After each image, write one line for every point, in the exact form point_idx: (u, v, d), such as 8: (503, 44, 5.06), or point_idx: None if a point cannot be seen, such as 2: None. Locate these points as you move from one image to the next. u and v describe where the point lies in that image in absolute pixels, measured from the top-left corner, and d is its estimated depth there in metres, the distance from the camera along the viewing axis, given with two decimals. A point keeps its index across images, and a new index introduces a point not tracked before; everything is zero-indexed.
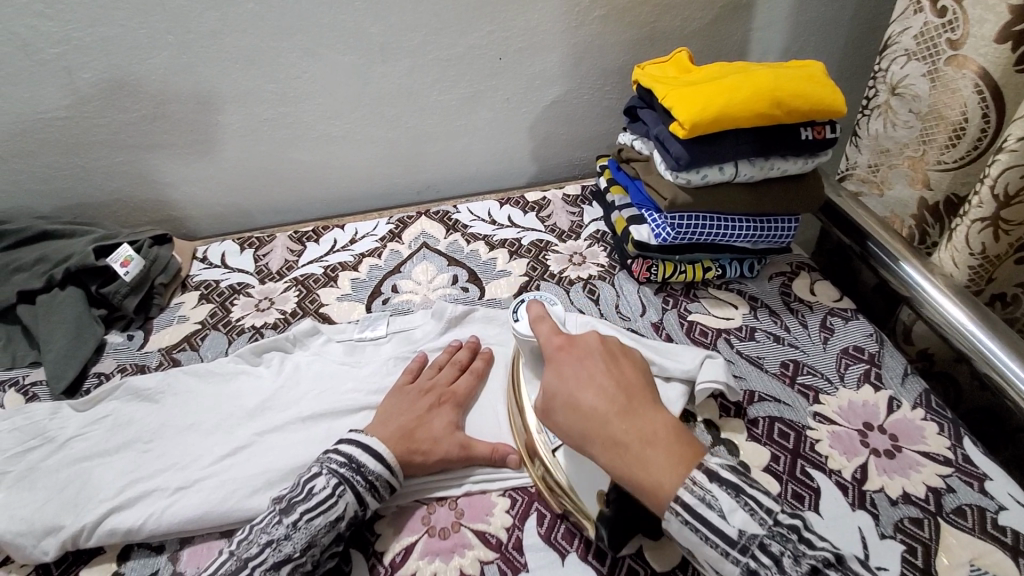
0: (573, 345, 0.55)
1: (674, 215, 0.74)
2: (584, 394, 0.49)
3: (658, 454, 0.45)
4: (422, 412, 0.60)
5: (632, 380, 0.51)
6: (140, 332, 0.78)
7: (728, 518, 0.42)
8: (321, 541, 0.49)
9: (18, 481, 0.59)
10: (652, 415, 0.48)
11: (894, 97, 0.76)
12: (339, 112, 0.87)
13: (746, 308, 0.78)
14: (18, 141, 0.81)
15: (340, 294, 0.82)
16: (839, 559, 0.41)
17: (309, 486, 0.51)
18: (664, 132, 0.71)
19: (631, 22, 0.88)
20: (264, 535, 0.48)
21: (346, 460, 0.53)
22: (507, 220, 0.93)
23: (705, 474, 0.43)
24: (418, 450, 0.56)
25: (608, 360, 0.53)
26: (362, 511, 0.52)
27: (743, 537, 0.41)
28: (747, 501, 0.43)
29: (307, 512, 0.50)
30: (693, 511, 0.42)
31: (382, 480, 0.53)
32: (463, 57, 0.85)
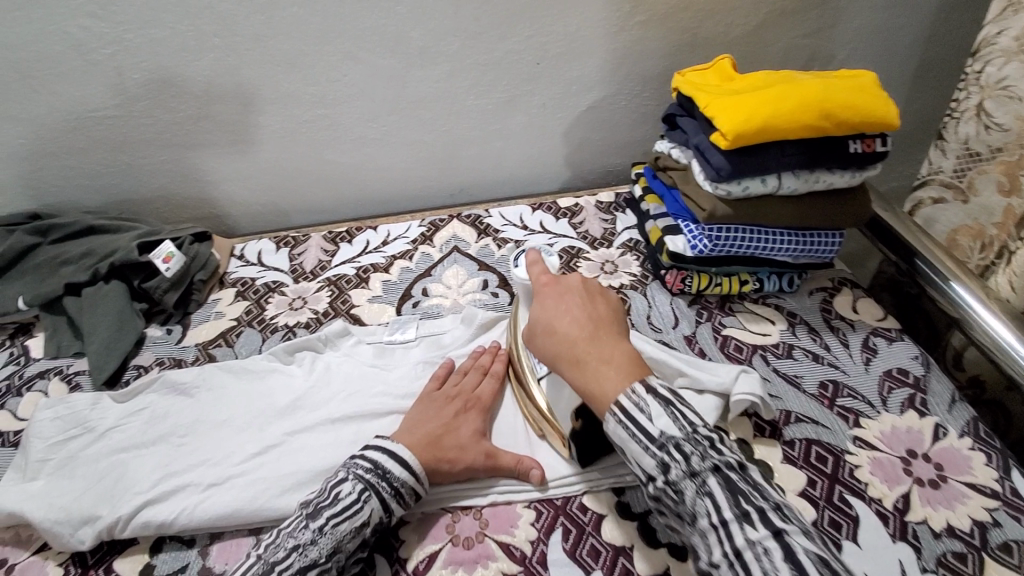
0: (555, 282, 0.57)
1: (712, 226, 0.72)
2: (556, 321, 0.53)
3: (611, 369, 0.48)
4: (449, 419, 0.60)
5: (605, 312, 0.54)
6: (178, 327, 0.80)
7: (654, 421, 0.44)
8: (346, 547, 0.50)
9: (60, 469, 0.61)
10: (615, 340, 0.51)
11: (987, 99, 0.74)
12: (377, 115, 0.88)
13: (783, 324, 0.76)
14: (70, 138, 0.84)
15: (372, 296, 0.83)
16: (742, 467, 0.43)
17: (335, 492, 0.51)
18: (705, 142, 0.69)
19: (672, 28, 0.87)
20: (290, 540, 0.49)
21: (371, 466, 0.53)
22: (539, 226, 0.93)
23: (644, 387, 0.46)
24: (445, 457, 0.56)
25: (586, 295, 0.55)
26: (386, 517, 0.53)
27: (663, 436, 0.43)
28: (675, 410, 0.44)
29: (332, 517, 0.50)
30: (626, 412, 0.45)
31: (406, 487, 0.53)
32: (500, 61, 0.85)
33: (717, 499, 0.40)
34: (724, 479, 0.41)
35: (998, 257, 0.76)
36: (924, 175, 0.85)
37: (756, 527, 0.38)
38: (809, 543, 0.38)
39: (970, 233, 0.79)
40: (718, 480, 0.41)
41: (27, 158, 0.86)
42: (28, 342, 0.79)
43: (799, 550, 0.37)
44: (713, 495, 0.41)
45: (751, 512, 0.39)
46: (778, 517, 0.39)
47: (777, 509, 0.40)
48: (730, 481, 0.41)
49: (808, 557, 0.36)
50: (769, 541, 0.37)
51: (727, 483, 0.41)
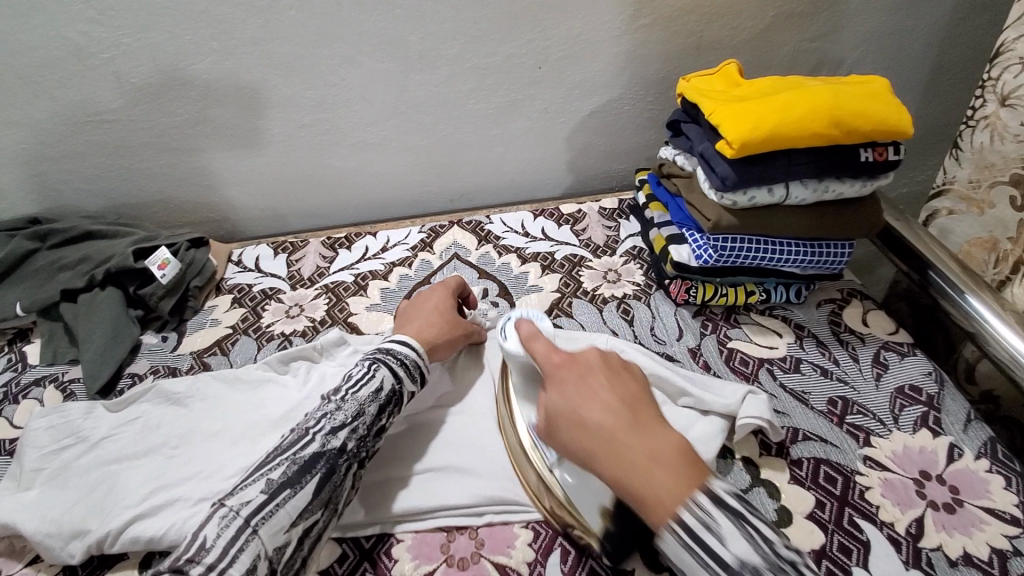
0: (570, 358, 0.52)
1: (717, 236, 0.70)
2: (584, 411, 0.48)
3: (663, 471, 0.43)
4: (433, 308, 0.68)
5: (636, 395, 0.49)
6: (174, 334, 0.79)
7: (727, 545, 0.40)
8: (368, 411, 0.54)
9: (51, 479, 0.60)
10: (659, 433, 0.46)
11: (1003, 109, 0.71)
12: (377, 119, 0.87)
13: (791, 337, 0.73)
14: (68, 143, 0.84)
15: (370, 303, 0.81)
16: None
17: (348, 375, 0.57)
18: (710, 150, 0.67)
19: (678, 31, 0.85)
20: (319, 412, 0.54)
21: (377, 350, 0.60)
22: (541, 233, 0.91)
23: (709, 498, 0.42)
24: (440, 335, 0.65)
25: (611, 375, 0.51)
26: (399, 387, 0.57)
27: (741, 565, 0.40)
28: (749, 529, 0.41)
29: (349, 389, 0.55)
30: (693, 533, 0.41)
31: (410, 360, 0.59)
32: (502, 65, 0.84)
33: None
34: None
35: (1014, 272, 0.74)
36: (938, 185, 0.82)
37: None
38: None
39: (983, 245, 0.78)
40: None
41: (28, 163, 0.85)
42: (25, 348, 0.79)
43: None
44: None
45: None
46: None
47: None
48: None
49: None
50: None
51: None
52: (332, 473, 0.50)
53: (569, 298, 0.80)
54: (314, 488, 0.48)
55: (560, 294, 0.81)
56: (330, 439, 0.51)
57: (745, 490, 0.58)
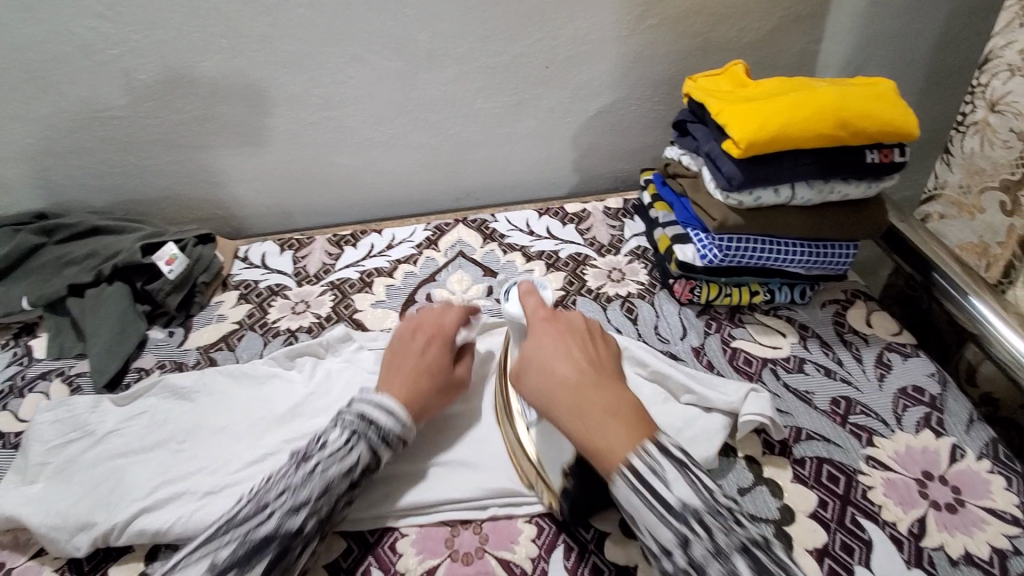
0: (554, 317, 0.55)
1: (722, 236, 0.71)
2: (555, 361, 0.50)
3: (619, 423, 0.46)
4: (422, 357, 0.60)
5: (604, 358, 0.52)
6: (180, 329, 0.79)
7: (671, 489, 0.43)
8: (336, 489, 0.50)
9: (58, 473, 0.61)
10: (620, 391, 0.49)
11: (992, 115, 0.72)
12: (383, 118, 0.87)
13: (795, 337, 0.74)
14: (76, 138, 0.84)
15: (375, 301, 0.82)
16: (764, 543, 0.43)
17: (322, 440, 0.53)
18: (716, 150, 0.68)
19: (684, 31, 0.85)
20: (281, 482, 0.50)
21: (358, 414, 0.54)
22: (546, 232, 0.91)
23: (658, 447, 0.45)
24: (429, 394, 0.58)
25: (588, 339, 0.53)
26: (376, 463, 0.53)
27: (686, 507, 0.43)
28: (691, 476, 0.45)
29: (321, 462, 0.51)
30: (642, 477, 0.44)
31: (393, 433, 0.54)
32: (509, 65, 0.84)
33: None
34: (751, 557, 0.41)
35: (1006, 277, 0.75)
36: (929, 190, 0.83)
37: None
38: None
39: (974, 250, 0.78)
40: (746, 559, 0.41)
41: (35, 157, 0.86)
42: (31, 342, 0.79)
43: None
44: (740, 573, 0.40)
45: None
46: None
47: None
48: (756, 558, 0.41)
49: None
50: None
51: (755, 562, 0.41)
52: (283, 554, 0.47)
53: (573, 297, 0.80)
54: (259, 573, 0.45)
55: (565, 293, 0.81)
56: (286, 519, 0.48)
57: (748, 488, 0.58)
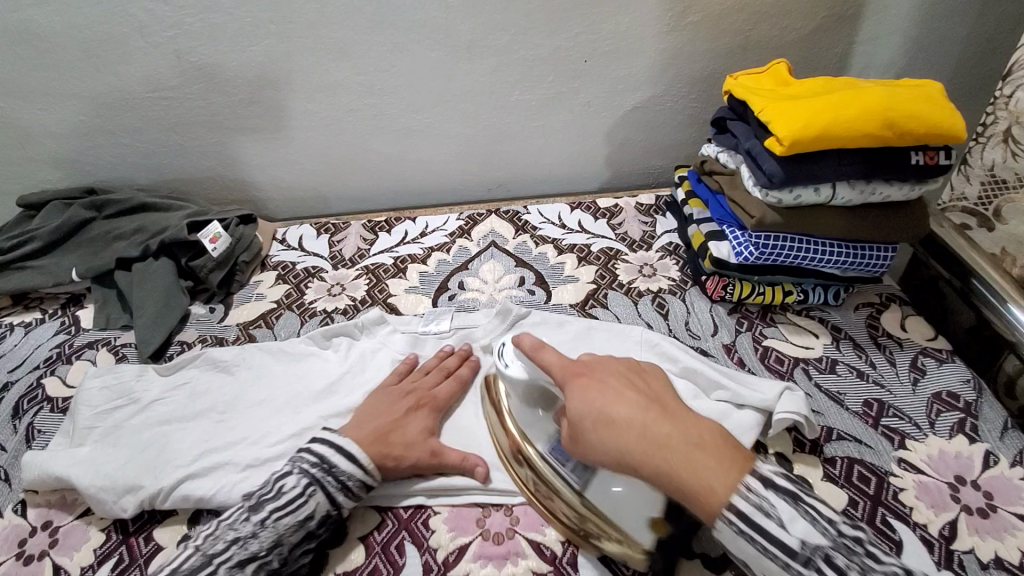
0: (588, 368, 0.53)
1: (759, 234, 0.71)
2: (607, 414, 0.47)
3: (710, 456, 0.44)
4: (398, 415, 0.60)
5: (660, 395, 0.50)
6: (221, 306, 0.81)
7: (790, 529, 0.41)
8: (288, 540, 0.51)
9: (105, 436, 0.63)
10: (694, 422, 0.47)
11: (1015, 126, 0.74)
12: (422, 107, 0.88)
13: (828, 339, 0.73)
14: (126, 117, 0.87)
15: (408, 286, 0.83)
16: (908, 572, 0.40)
17: (280, 485, 0.53)
18: (757, 147, 0.68)
19: (725, 30, 0.85)
20: (232, 531, 0.50)
21: (317, 460, 0.54)
22: (577, 225, 0.92)
23: (761, 482, 0.43)
24: (398, 460, 0.57)
25: (631, 380, 0.51)
26: (334, 511, 0.54)
27: (806, 549, 0.41)
28: (805, 508, 0.42)
29: (275, 511, 0.51)
30: (747, 518, 0.42)
31: (354, 481, 0.54)
32: (548, 58, 0.85)
33: None
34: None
35: None
36: (946, 201, 0.84)
37: None
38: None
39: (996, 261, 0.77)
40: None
41: (86, 134, 0.88)
42: (78, 312, 0.82)
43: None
44: None
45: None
46: None
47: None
48: None
49: None
50: None
51: None
52: None
53: (604, 290, 0.81)
54: None
55: (595, 286, 0.82)
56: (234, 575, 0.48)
57: None
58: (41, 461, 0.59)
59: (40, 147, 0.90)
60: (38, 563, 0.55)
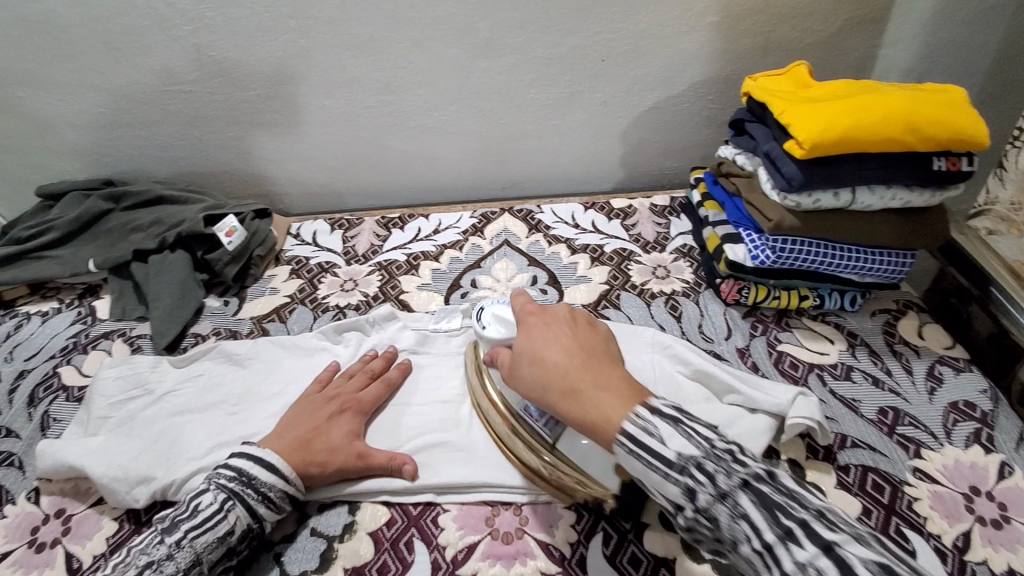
0: (543, 311, 0.55)
1: (776, 237, 0.70)
2: (533, 351, 0.51)
3: (606, 393, 0.46)
4: (321, 420, 0.59)
5: (595, 342, 0.52)
6: (235, 299, 0.82)
7: (668, 444, 0.42)
8: (207, 558, 0.50)
9: (119, 426, 0.64)
10: (609, 368, 0.49)
11: None
12: (438, 104, 0.88)
13: (843, 345, 0.73)
14: (146, 111, 0.88)
15: (421, 283, 0.83)
16: (773, 477, 0.40)
17: (194, 504, 0.51)
18: (777, 149, 0.67)
19: (745, 30, 0.84)
20: (145, 556, 0.49)
21: (235, 474, 0.53)
22: (591, 225, 0.92)
23: (648, 409, 0.44)
24: (320, 467, 0.56)
25: (574, 325, 0.53)
26: (256, 524, 0.53)
27: (681, 459, 0.41)
28: (686, 429, 0.42)
29: (190, 530, 0.50)
30: (633, 438, 0.43)
31: (275, 491, 0.54)
32: (565, 57, 0.84)
33: (756, 521, 0.38)
34: (755, 493, 0.39)
35: None
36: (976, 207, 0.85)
37: (803, 545, 0.36)
38: (864, 551, 0.35)
39: None
40: (750, 497, 0.39)
41: (106, 127, 0.89)
42: (95, 303, 0.83)
43: (856, 562, 0.34)
44: (750, 516, 0.38)
45: (794, 529, 0.37)
46: (824, 528, 0.36)
47: (820, 519, 0.37)
48: (763, 496, 0.39)
49: (869, 569, 0.34)
50: (823, 560, 0.35)
51: (761, 499, 0.38)
52: None
53: (617, 291, 0.81)
54: None
55: (608, 287, 0.81)
56: None
57: None
58: (55, 450, 0.60)
59: (60, 139, 0.91)
60: (51, 551, 0.56)
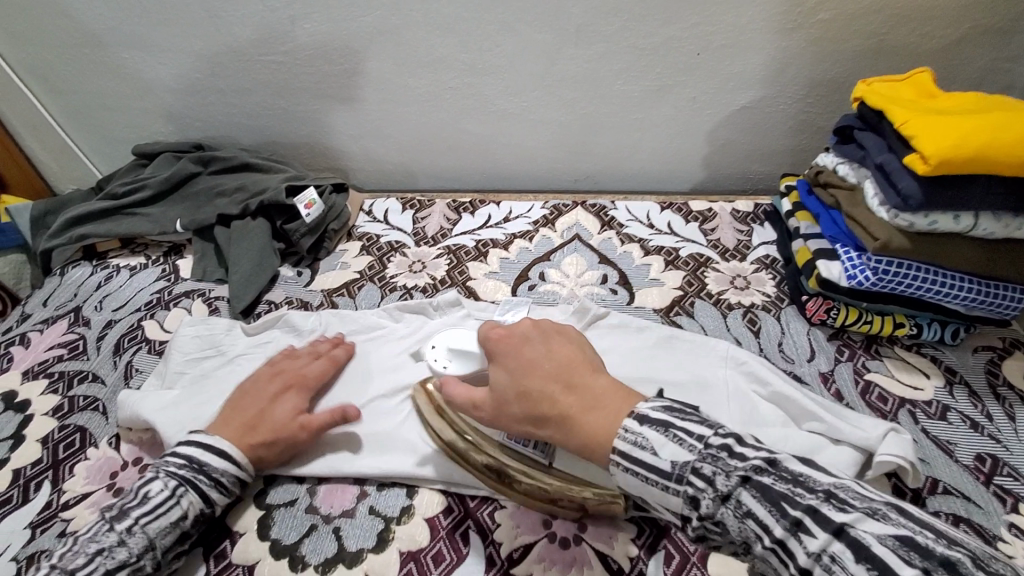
0: (508, 332, 0.54)
1: (880, 258, 0.65)
2: (510, 388, 0.50)
3: (602, 412, 0.46)
4: (264, 402, 0.59)
5: (568, 356, 0.51)
6: (308, 271, 0.84)
7: (660, 454, 0.42)
8: (161, 543, 0.50)
9: (194, 384, 0.66)
10: (591, 379, 0.49)
11: None
12: (520, 89, 0.86)
13: (939, 381, 0.67)
14: (238, 80, 0.90)
15: (488, 271, 0.82)
16: (773, 463, 0.40)
17: (144, 492, 0.52)
18: (893, 163, 0.62)
19: (860, 31, 0.78)
20: (93, 543, 0.49)
21: (185, 462, 0.54)
22: (666, 226, 0.88)
23: (636, 419, 0.44)
24: (264, 446, 0.56)
25: (546, 338, 0.52)
26: (209, 508, 0.54)
27: (677, 468, 0.41)
28: (676, 434, 0.43)
29: (141, 516, 0.50)
30: (627, 456, 0.43)
31: (228, 476, 0.54)
32: (659, 48, 0.80)
33: (757, 515, 0.38)
34: (756, 488, 0.39)
35: None
36: None
37: (813, 534, 0.36)
38: (879, 527, 0.35)
39: None
40: (751, 493, 0.39)
41: (198, 92, 0.92)
42: (178, 262, 0.86)
43: (872, 542, 0.34)
44: (753, 512, 0.38)
45: (802, 518, 0.37)
46: (833, 511, 0.36)
47: (828, 501, 0.37)
48: (762, 488, 0.39)
49: (884, 547, 0.34)
50: (835, 546, 0.35)
51: (761, 492, 0.38)
52: None
53: (691, 298, 0.77)
54: None
55: (682, 293, 0.78)
56: None
57: None
58: (135, 402, 0.63)
59: (156, 101, 0.94)
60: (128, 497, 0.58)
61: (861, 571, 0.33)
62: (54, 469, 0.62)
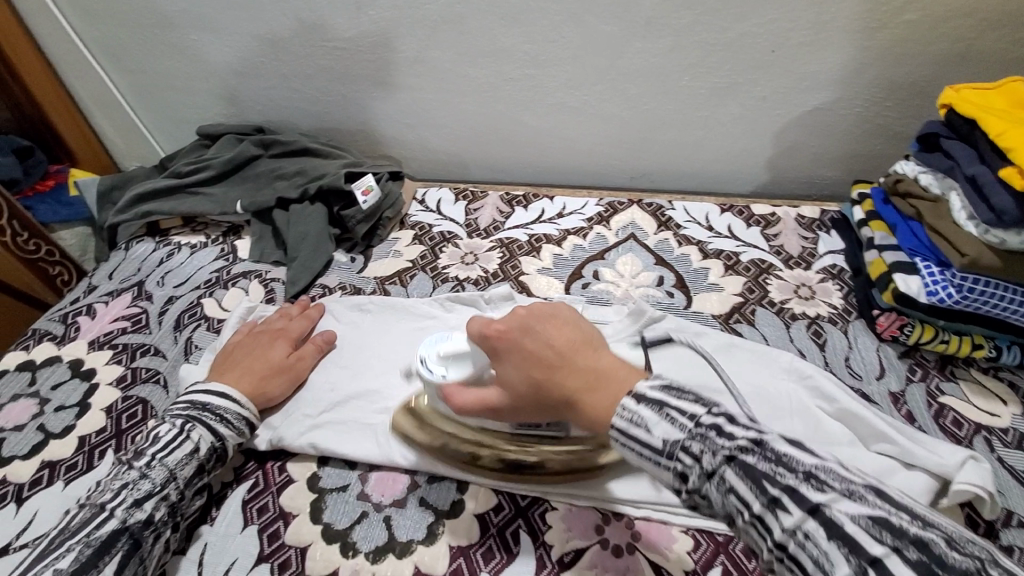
0: (504, 318, 0.51)
1: (965, 275, 0.61)
2: (516, 375, 0.49)
3: (606, 390, 0.45)
4: (256, 351, 0.64)
5: (568, 337, 0.49)
6: (361, 257, 0.84)
7: (653, 432, 0.41)
8: (181, 474, 0.53)
9: None
10: (593, 358, 0.47)
11: None
12: (582, 82, 0.84)
13: (1019, 408, 0.62)
14: (300, 64, 0.91)
15: (541, 267, 0.81)
16: (761, 442, 0.38)
17: (155, 434, 0.55)
18: (986, 176, 0.59)
19: (953, 31, 0.73)
20: (118, 482, 0.52)
21: (189, 404, 0.58)
22: (726, 230, 0.85)
23: (633, 398, 0.43)
24: (268, 382, 0.62)
25: (545, 320, 0.50)
26: (220, 443, 0.57)
27: (667, 445, 0.40)
28: (669, 412, 0.41)
29: (157, 452, 0.54)
30: (623, 432, 0.43)
31: (230, 412, 0.58)
32: (731, 44, 0.77)
33: (740, 492, 0.37)
34: (740, 467, 0.37)
35: None
36: None
37: (790, 512, 0.35)
38: (854, 507, 0.34)
39: None
40: (735, 471, 0.37)
41: (261, 75, 0.94)
42: (236, 242, 0.88)
43: (845, 521, 0.34)
44: (735, 489, 0.37)
45: (781, 496, 0.36)
46: (814, 491, 0.35)
47: (808, 481, 0.36)
48: (746, 467, 0.37)
49: (857, 527, 0.33)
50: (810, 524, 0.34)
51: (745, 469, 0.37)
52: (136, 548, 0.49)
53: (752, 305, 0.74)
54: (113, 569, 0.47)
55: (742, 300, 0.75)
56: (132, 512, 0.50)
57: None
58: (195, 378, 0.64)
59: (220, 83, 0.96)
60: None
61: (833, 549, 0.33)
62: (118, 438, 0.64)
